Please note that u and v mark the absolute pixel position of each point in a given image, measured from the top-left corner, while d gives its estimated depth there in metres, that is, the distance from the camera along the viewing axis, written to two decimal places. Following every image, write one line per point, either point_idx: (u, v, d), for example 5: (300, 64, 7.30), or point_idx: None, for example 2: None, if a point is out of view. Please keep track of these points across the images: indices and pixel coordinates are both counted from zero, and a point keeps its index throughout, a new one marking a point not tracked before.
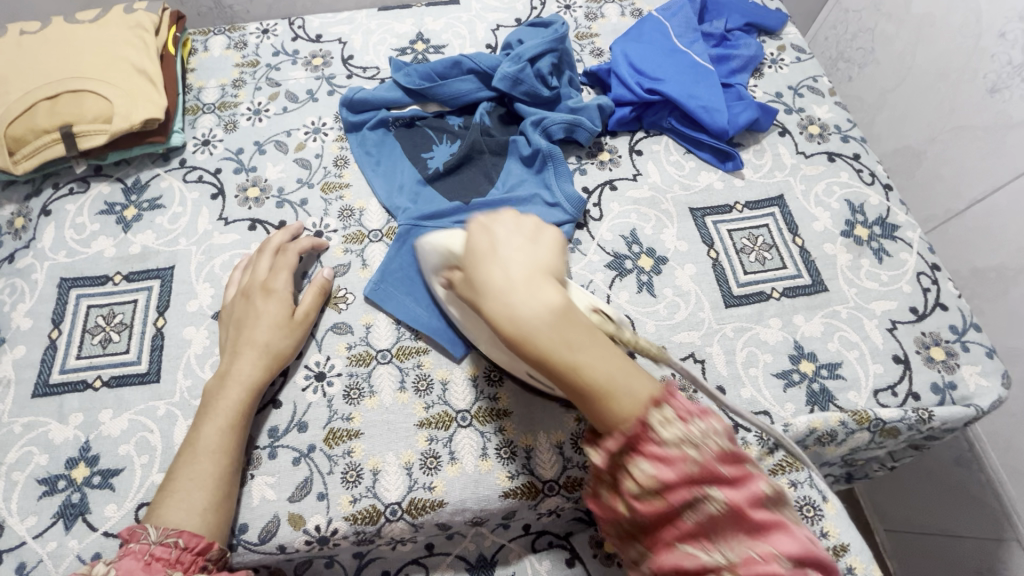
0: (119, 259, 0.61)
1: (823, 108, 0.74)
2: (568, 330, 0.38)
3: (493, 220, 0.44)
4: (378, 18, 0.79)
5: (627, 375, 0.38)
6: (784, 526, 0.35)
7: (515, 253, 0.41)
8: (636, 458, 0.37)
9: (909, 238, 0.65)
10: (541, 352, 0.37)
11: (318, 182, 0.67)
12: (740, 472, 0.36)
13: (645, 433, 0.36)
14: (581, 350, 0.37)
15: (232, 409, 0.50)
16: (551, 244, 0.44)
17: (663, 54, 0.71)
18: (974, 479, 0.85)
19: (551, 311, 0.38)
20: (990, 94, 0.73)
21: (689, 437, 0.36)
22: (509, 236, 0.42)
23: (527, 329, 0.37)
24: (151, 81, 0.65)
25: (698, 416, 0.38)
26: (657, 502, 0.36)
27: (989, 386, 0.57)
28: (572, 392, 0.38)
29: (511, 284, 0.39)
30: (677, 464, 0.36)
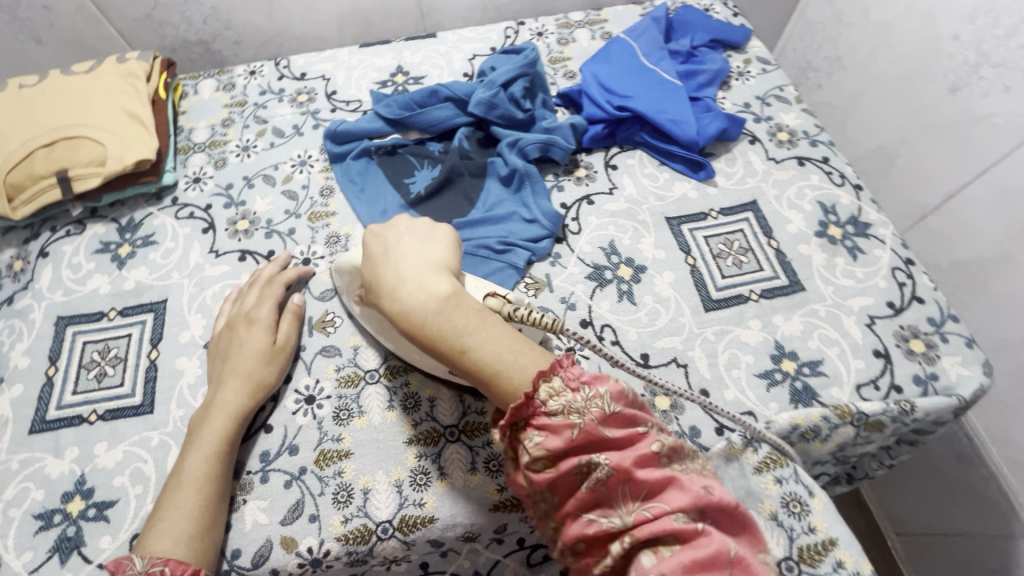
0: (114, 295, 0.63)
1: (791, 115, 0.76)
2: (454, 314, 0.43)
3: (399, 233, 0.50)
4: (360, 55, 0.83)
5: (516, 354, 0.42)
6: (675, 482, 0.38)
7: (404, 251, 0.48)
8: (529, 430, 0.40)
9: (882, 235, 0.66)
10: (429, 333, 0.42)
11: (305, 212, 0.69)
12: (627, 435, 0.39)
13: (533, 404, 0.39)
14: (471, 333, 0.42)
15: (216, 437, 0.51)
16: (441, 238, 0.50)
17: (632, 73, 0.74)
18: (975, 474, 0.84)
19: (437, 298, 0.43)
20: (951, 93, 0.75)
21: (574, 404, 0.39)
22: (401, 239, 0.49)
23: (418, 318, 0.43)
24: (143, 124, 0.68)
25: (586, 383, 0.40)
26: (553, 471, 0.39)
27: (971, 375, 0.57)
28: (467, 374, 0.42)
29: (401, 277, 0.45)
30: (563, 432, 0.39)
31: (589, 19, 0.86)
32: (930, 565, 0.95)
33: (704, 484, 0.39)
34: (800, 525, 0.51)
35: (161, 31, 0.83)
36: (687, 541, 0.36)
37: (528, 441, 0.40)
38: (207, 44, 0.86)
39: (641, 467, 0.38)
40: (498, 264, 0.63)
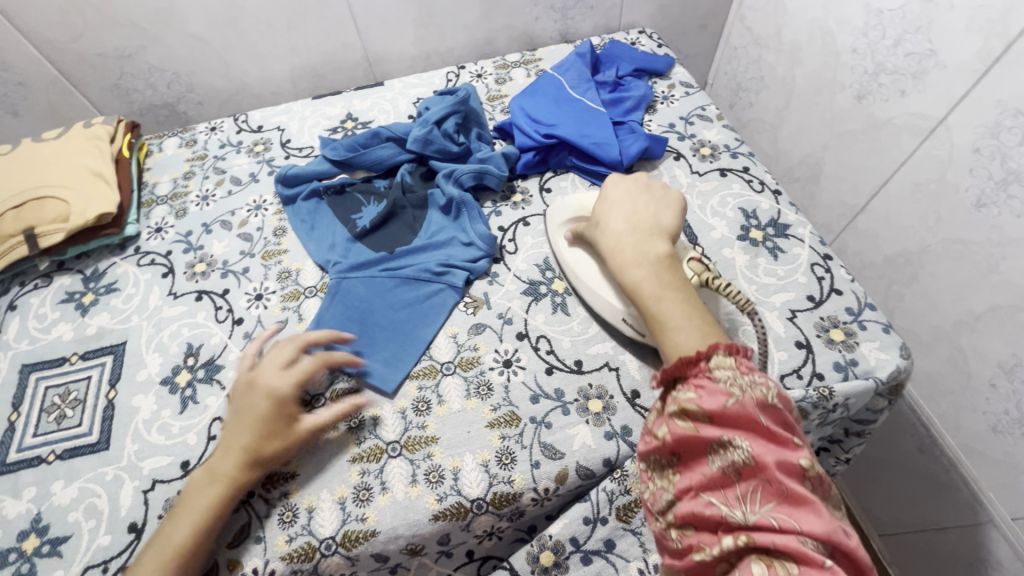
0: (76, 341, 0.67)
1: (712, 132, 0.82)
2: (669, 276, 0.56)
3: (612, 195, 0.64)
4: (313, 106, 0.90)
5: (700, 322, 0.52)
6: (813, 506, 0.39)
7: (618, 220, 0.61)
8: (686, 387, 0.48)
9: (800, 234, 0.70)
10: (635, 285, 0.56)
11: (259, 251, 0.74)
12: (785, 443, 0.43)
13: (702, 371, 0.48)
14: (667, 291, 0.54)
15: (205, 508, 0.51)
16: (665, 211, 0.62)
17: (558, 104, 0.80)
18: (938, 464, 0.84)
19: (655, 253, 0.57)
20: (858, 101, 0.81)
21: (737, 381, 0.45)
22: (620, 210, 0.62)
23: (628, 261, 0.57)
24: (106, 181, 0.74)
25: (756, 374, 0.47)
26: (689, 426, 0.46)
27: (888, 358, 0.60)
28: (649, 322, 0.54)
29: (623, 241, 0.59)
30: (718, 396, 0.45)
31: (524, 59, 0.93)
32: (920, 561, 0.95)
33: (838, 523, 0.40)
34: None
35: (129, 97, 0.90)
36: (808, 565, 0.36)
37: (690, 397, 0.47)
38: (173, 106, 0.93)
39: (785, 475, 0.41)
40: (438, 286, 0.67)
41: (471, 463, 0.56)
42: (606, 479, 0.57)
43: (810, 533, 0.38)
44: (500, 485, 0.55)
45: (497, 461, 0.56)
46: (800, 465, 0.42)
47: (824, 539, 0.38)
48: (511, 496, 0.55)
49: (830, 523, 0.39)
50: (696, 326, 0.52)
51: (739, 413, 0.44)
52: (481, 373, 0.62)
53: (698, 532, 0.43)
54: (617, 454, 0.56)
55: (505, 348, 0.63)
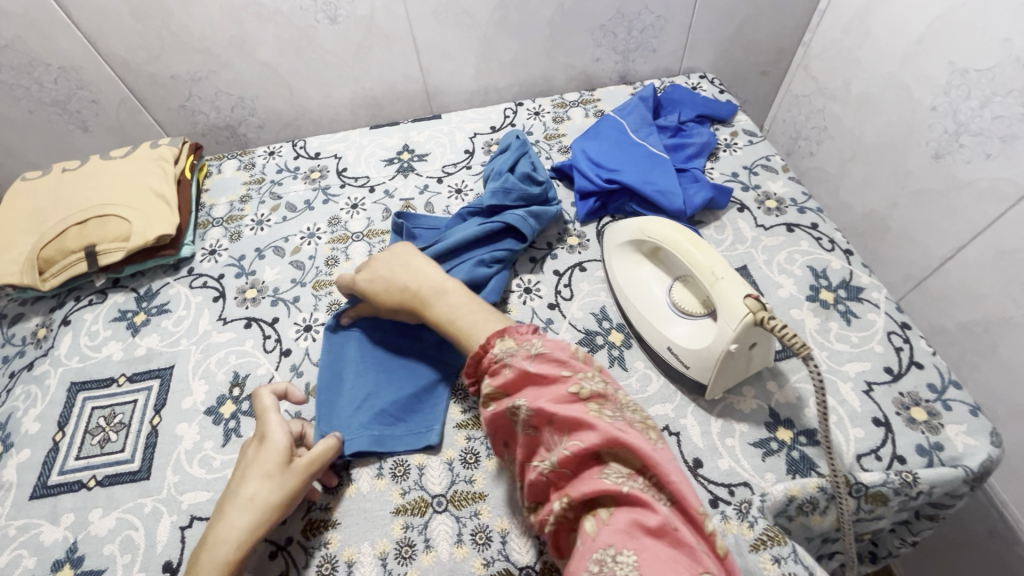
0: (125, 361, 0.67)
1: (778, 184, 0.79)
2: (485, 332, 0.55)
3: (384, 257, 0.64)
4: (370, 136, 0.90)
5: (486, 333, 0.55)
6: (590, 425, 0.42)
7: (430, 279, 0.60)
8: (484, 380, 0.49)
9: (875, 299, 0.66)
10: (436, 317, 0.58)
11: (310, 281, 0.73)
12: (551, 377, 0.46)
13: (493, 365, 0.49)
14: (460, 312, 0.57)
15: (254, 523, 0.48)
16: (433, 275, 0.60)
17: (621, 148, 0.78)
18: (1013, 553, 0.77)
19: (449, 285, 0.59)
20: (936, 159, 0.77)
21: (514, 349, 0.48)
22: (397, 263, 0.62)
23: (426, 296, 0.59)
24: (167, 202, 0.74)
25: (528, 338, 0.49)
26: (494, 409, 0.48)
27: (979, 445, 0.55)
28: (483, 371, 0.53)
29: (417, 284, 0.60)
30: (501, 372, 0.48)
31: (583, 99, 0.93)
32: None
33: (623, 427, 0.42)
34: None
35: (193, 119, 0.92)
36: (620, 502, 0.40)
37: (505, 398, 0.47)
38: (234, 128, 0.94)
39: (560, 408, 0.44)
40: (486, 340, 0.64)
41: (521, 526, 0.53)
42: None
43: (604, 462, 0.41)
44: (551, 554, 0.51)
45: None
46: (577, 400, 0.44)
47: (616, 457, 0.41)
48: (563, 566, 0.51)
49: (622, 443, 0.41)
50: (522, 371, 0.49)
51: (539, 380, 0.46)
52: None
53: (544, 506, 0.45)
54: None
55: None
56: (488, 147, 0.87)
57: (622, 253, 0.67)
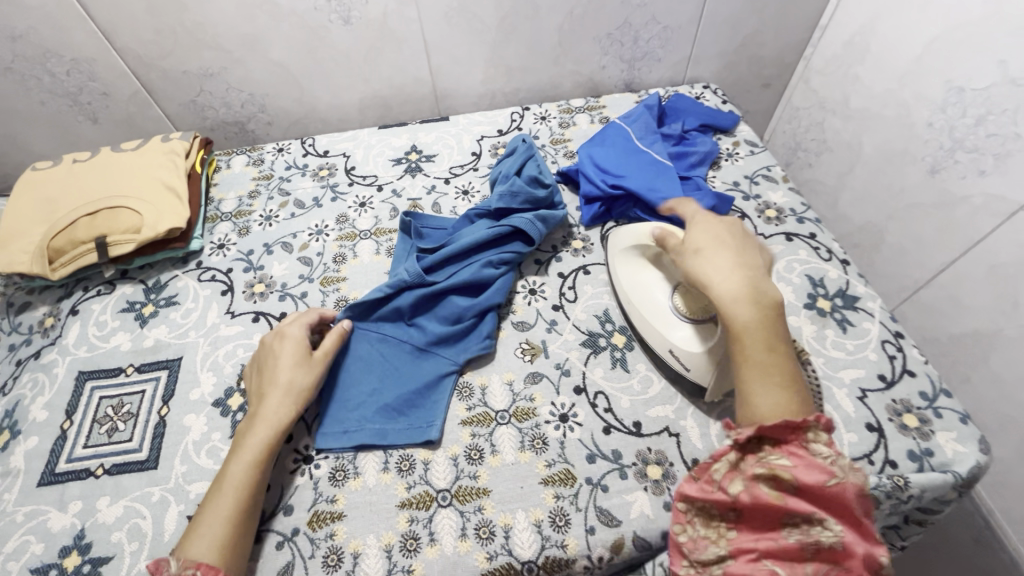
0: (133, 352, 0.67)
1: (778, 194, 0.81)
2: (773, 321, 0.52)
3: (698, 224, 0.61)
4: (379, 135, 0.91)
5: (765, 392, 0.49)
6: (821, 503, 0.44)
7: (753, 255, 0.56)
8: (777, 453, 0.47)
9: (870, 308, 0.68)
10: (749, 348, 0.50)
11: (318, 277, 0.74)
12: (821, 469, 0.45)
13: (797, 442, 0.47)
14: (762, 354, 0.50)
15: (257, 447, 0.55)
16: (764, 258, 0.57)
17: (626, 155, 0.80)
18: (998, 560, 0.79)
19: (754, 317, 0.51)
20: (931, 174, 0.79)
21: (834, 458, 0.45)
22: (731, 235, 0.58)
23: (747, 326, 0.51)
24: (178, 196, 0.75)
25: (823, 442, 0.46)
26: (794, 496, 0.45)
27: (967, 452, 0.57)
28: (754, 368, 0.50)
29: (725, 258, 0.55)
30: (824, 469, 0.45)
31: (589, 105, 0.94)
32: None
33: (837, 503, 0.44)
34: None
35: (202, 114, 0.92)
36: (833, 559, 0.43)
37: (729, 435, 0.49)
38: (243, 124, 0.95)
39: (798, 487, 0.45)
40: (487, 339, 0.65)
41: (523, 522, 0.54)
42: (662, 554, 0.54)
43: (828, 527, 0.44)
44: (552, 549, 0.53)
45: (550, 522, 0.54)
46: (809, 441, 0.46)
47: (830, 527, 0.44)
48: (564, 561, 0.52)
49: (840, 486, 0.44)
50: (783, 381, 0.49)
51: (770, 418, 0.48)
52: (537, 426, 0.60)
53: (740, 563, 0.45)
54: None
55: (562, 401, 0.62)
56: (495, 150, 0.88)
57: (627, 257, 0.68)
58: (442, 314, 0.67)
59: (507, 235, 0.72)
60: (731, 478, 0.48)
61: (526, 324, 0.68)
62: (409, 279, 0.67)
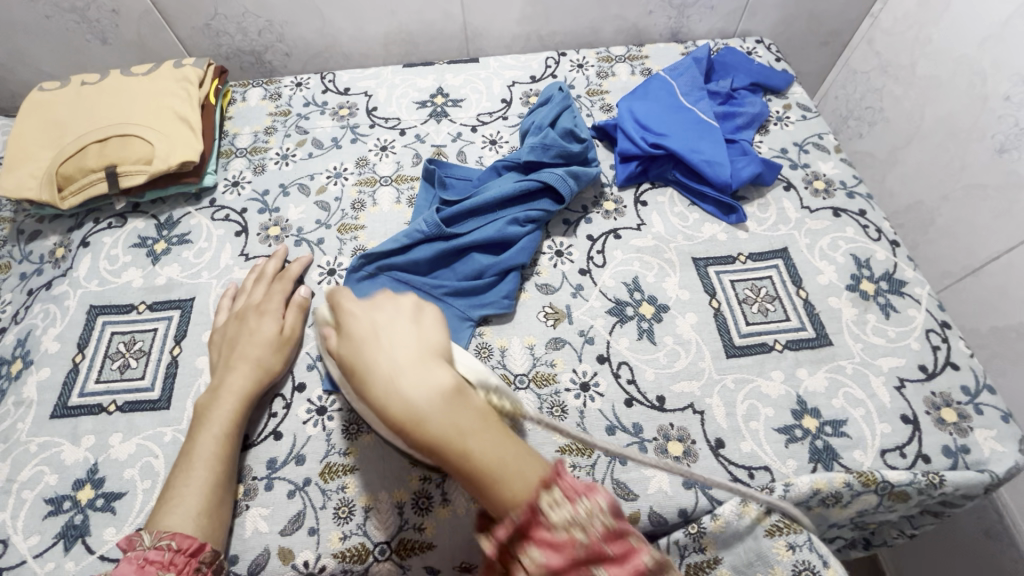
0: (145, 290, 0.65)
1: (828, 164, 0.75)
2: (459, 412, 0.39)
3: (351, 311, 0.45)
4: (403, 74, 0.85)
5: (518, 456, 0.39)
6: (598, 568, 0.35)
7: (396, 335, 0.43)
8: (528, 544, 0.36)
9: (917, 295, 0.64)
10: (432, 434, 0.38)
11: (335, 223, 0.71)
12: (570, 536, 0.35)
13: (534, 518, 0.36)
14: (473, 437, 0.38)
15: (224, 420, 0.53)
16: (435, 322, 0.45)
17: (669, 111, 0.74)
18: (1006, 554, 0.76)
19: (440, 393, 0.39)
20: (999, 154, 0.73)
21: (575, 518, 0.36)
22: (390, 319, 0.44)
23: (420, 414, 0.38)
24: (191, 127, 0.71)
25: (585, 494, 0.37)
26: None
27: (1006, 451, 0.54)
28: (467, 480, 0.38)
29: (397, 366, 0.40)
30: (565, 549, 0.35)
31: (631, 54, 0.87)
32: None
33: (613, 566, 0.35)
34: None
35: (217, 40, 0.87)
36: None
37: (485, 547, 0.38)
38: (259, 54, 0.90)
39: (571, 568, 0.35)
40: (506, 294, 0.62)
41: None
42: (677, 531, 0.52)
43: None
44: None
45: None
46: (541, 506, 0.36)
47: None
48: None
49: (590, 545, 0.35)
50: (502, 442, 0.39)
51: (504, 510, 0.37)
52: (557, 393, 0.58)
53: None
54: (694, 506, 0.51)
55: (583, 369, 0.59)
56: (527, 98, 0.82)
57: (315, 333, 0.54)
58: (461, 269, 0.64)
59: (535, 192, 0.68)
60: None
61: (550, 287, 0.65)
62: (426, 230, 0.64)
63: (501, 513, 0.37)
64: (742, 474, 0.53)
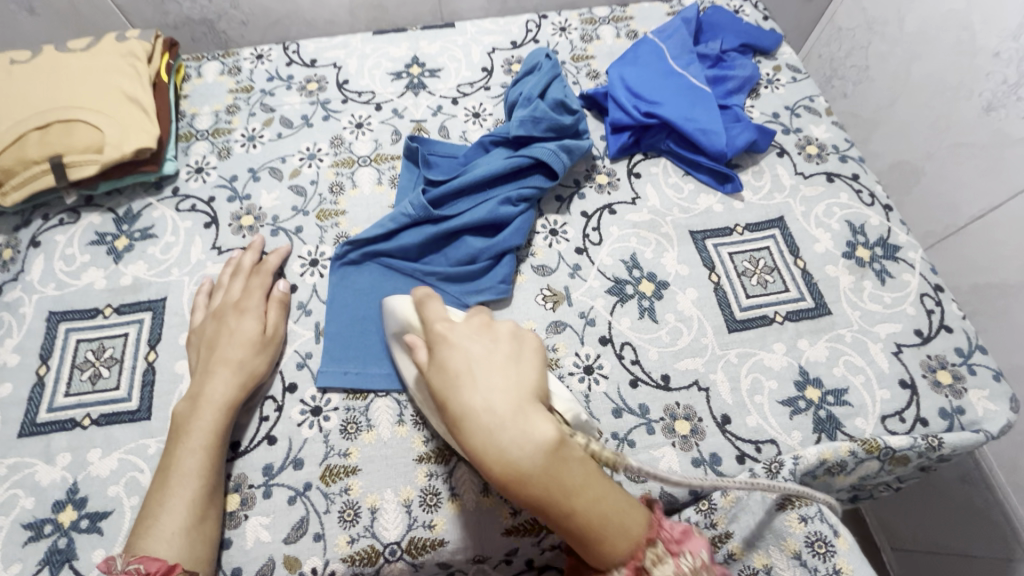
0: (109, 291, 0.60)
1: (820, 128, 0.74)
2: (563, 469, 0.37)
3: (449, 347, 0.41)
4: (374, 43, 0.79)
5: (622, 514, 0.39)
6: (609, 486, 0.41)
7: (494, 376, 0.39)
8: None
9: (911, 259, 0.64)
10: (536, 498, 0.36)
11: (313, 210, 0.66)
12: (608, 476, 0.41)
13: None
14: (584, 498, 0.37)
15: (205, 432, 0.49)
16: (532, 357, 0.42)
17: (659, 77, 0.71)
18: (981, 498, 0.81)
19: (541, 450, 0.36)
20: (986, 112, 0.73)
21: (564, 452, 0.40)
22: (487, 355, 0.41)
23: (522, 474, 0.36)
24: (144, 110, 0.64)
25: (572, 432, 0.42)
26: (538, 516, 0.40)
27: (998, 410, 0.56)
28: (568, 533, 0.38)
29: (498, 419, 0.37)
30: None
31: (614, 15, 0.83)
32: None
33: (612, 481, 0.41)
34: (824, 565, 0.47)
35: (163, 8, 0.78)
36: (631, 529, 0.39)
37: None
38: (212, 23, 0.82)
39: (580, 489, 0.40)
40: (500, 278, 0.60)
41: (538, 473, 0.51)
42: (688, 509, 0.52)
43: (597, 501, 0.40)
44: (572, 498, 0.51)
45: None
46: None
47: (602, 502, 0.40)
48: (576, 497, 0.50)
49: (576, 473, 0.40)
50: (612, 498, 0.39)
51: (603, 562, 0.38)
52: (561, 377, 0.57)
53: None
54: (705, 483, 0.51)
55: (586, 352, 0.58)
56: (509, 66, 0.78)
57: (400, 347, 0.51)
58: (453, 254, 0.61)
59: (526, 169, 0.64)
60: None
61: (547, 268, 0.63)
62: (413, 213, 0.61)
63: (604, 567, 0.38)
64: (750, 449, 0.54)
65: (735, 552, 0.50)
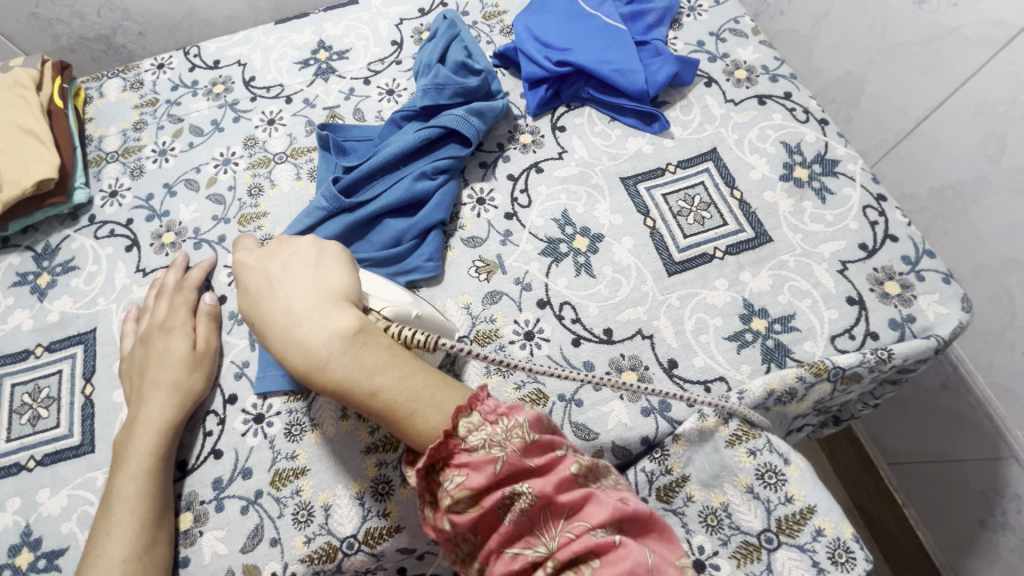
0: (38, 331, 0.59)
1: (748, 50, 0.70)
2: (361, 351, 0.41)
3: (247, 271, 0.49)
4: (277, 33, 0.76)
5: (435, 393, 0.40)
6: (549, 461, 0.37)
7: (287, 285, 0.45)
8: (450, 469, 0.37)
9: (851, 172, 0.62)
10: (334, 379, 0.40)
11: (233, 216, 0.64)
12: (548, 458, 0.37)
13: (452, 445, 0.37)
14: (380, 375, 0.40)
15: (144, 456, 0.49)
16: (335, 264, 0.47)
17: (570, 23, 0.68)
18: (964, 403, 0.79)
19: (337, 334, 0.41)
20: (918, 5, 0.69)
21: (494, 437, 0.37)
22: (288, 270, 0.47)
23: (319, 358, 0.41)
24: (40, 141, 0.63)
25: (505, 414, 0.38)
26: (473, 511, 0.36)
27: (949, 312, 0.54)
28: (384, 417, 0.40)
29: (293, 315, 0.43)
30: (484, 467, 0.36)
31: None
32: (927, 495, 0.90)
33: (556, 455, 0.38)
34: (775, 495, 0.48)
35: (52, 31, 0.75)
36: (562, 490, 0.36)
37: (412, 479, 0.38)
38: (108, 38, 0.78)
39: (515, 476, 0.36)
40: (425, 256, 0.58)
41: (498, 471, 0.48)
42: (643, 460, 0.52)
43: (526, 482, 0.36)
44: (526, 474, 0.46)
45: None
46: (460, 431, 0.37)
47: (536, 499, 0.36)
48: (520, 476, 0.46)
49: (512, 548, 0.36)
50: (419, 374, 0.41)
51: (427, 444, 0.39)
52: (501, 348, 0.55)
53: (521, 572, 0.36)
54: (656, 431, 0.51)
55: (525, 319, 0.57)
56: (419, 35, 0.74)
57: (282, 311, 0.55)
58: (378, 239, 0.59)
59: (439, 139, 0.62)
60: (436, 514, 0.38)
61: (477, 239, 0.61)
62: (328, 203, 0.59)
63: (423, 446, 0.39)
64: (699, 390, 0.53)
65: (692, 494, 0.50)
